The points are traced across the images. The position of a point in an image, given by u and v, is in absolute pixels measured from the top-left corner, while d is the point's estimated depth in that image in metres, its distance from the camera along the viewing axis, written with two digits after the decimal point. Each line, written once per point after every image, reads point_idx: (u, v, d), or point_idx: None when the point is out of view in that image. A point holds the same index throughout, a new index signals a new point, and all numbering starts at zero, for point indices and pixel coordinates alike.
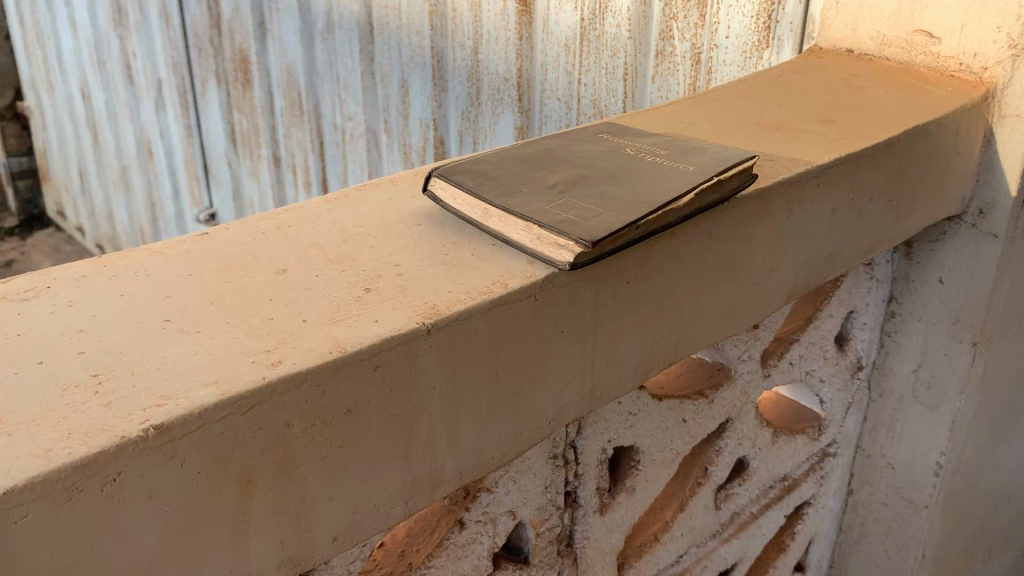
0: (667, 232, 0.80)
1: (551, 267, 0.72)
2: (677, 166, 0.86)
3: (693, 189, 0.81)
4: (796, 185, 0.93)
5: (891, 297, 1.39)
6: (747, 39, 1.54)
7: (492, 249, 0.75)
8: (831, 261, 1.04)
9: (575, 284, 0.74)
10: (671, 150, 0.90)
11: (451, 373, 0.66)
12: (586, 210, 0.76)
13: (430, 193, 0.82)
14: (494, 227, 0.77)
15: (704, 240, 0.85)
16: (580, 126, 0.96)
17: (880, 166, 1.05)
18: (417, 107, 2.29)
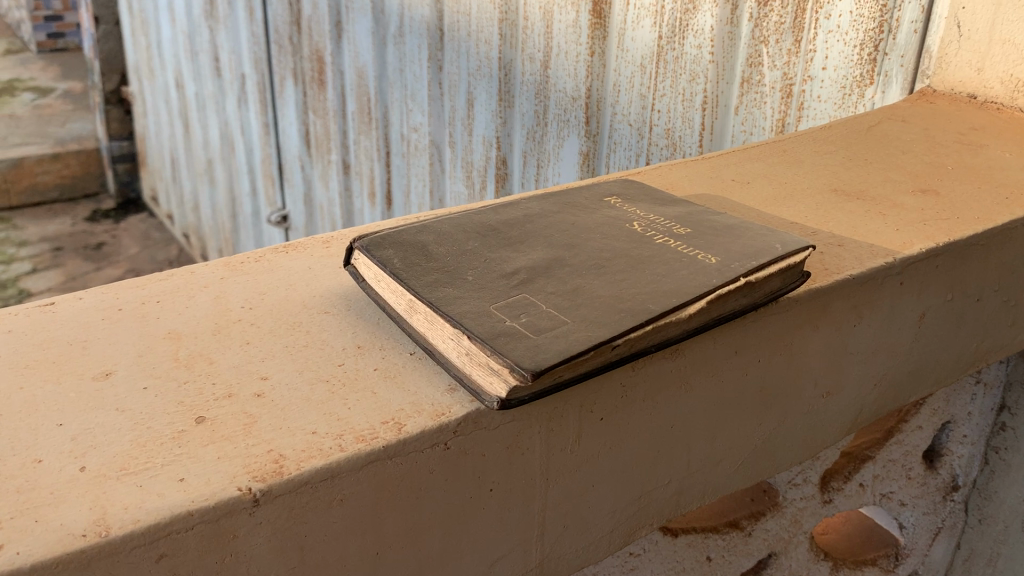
0: (665, 352, 0.57)
1: (477, 400, 0.51)
2: (694, 255, 0.61)
3: (711, 293, 0.57)
4: (869, 282, 0.68)
5: (1001, 406, 1.10)
6: (848, 72, 1.25)
7: (406, 364, 0.54)
8: (916, 379, 0.79)
9: (513, 425, 0.52)
10: (695, 228, 0.66)
11: (295, 557, 0.46)
12: (544, 315, 0.54)
13: (351, 269, 0.61)
14: (418, 330, 0.56)
15: (727, 359, 0.62)
16: (585, 183, 0.74)
17: (993, 257, 0.79)
18: (482, 122, 2.09)
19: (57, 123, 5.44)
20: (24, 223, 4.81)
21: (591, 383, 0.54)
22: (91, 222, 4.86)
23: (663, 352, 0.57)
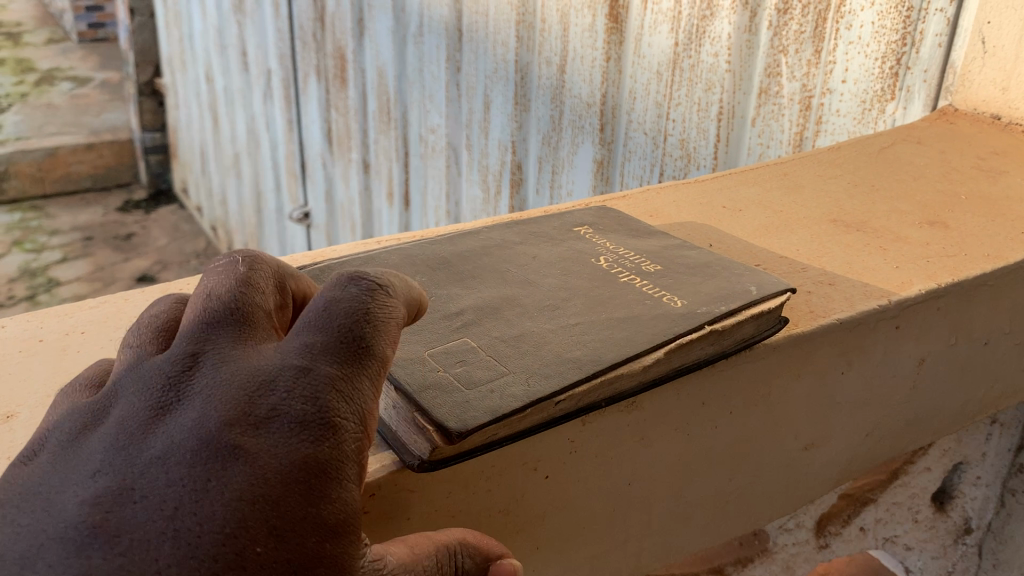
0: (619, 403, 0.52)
1: (401, 459, 0.46)
2: (661, 298, 0.56)
3: (672, 343, 0.52)
4: (860, 328, 0.63)
5: (1019, 447, 1.03)
6: (868, 86, 1.18)
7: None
8: (913, 427, 0.74)
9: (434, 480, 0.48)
10: (667, 265, 0.61)
11: None
12: (482, 365, 0.49)
13: None
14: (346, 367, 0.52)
15: (692, 409, 0.57)
16: (556, 213, 0.70)
17: (1003, 298, 0.73)
18: (497, 125, 2.03)
19: (93, 112, 5.50)
20: (56, 212, 4.87)
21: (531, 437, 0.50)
22: (122, 213, 4.90)
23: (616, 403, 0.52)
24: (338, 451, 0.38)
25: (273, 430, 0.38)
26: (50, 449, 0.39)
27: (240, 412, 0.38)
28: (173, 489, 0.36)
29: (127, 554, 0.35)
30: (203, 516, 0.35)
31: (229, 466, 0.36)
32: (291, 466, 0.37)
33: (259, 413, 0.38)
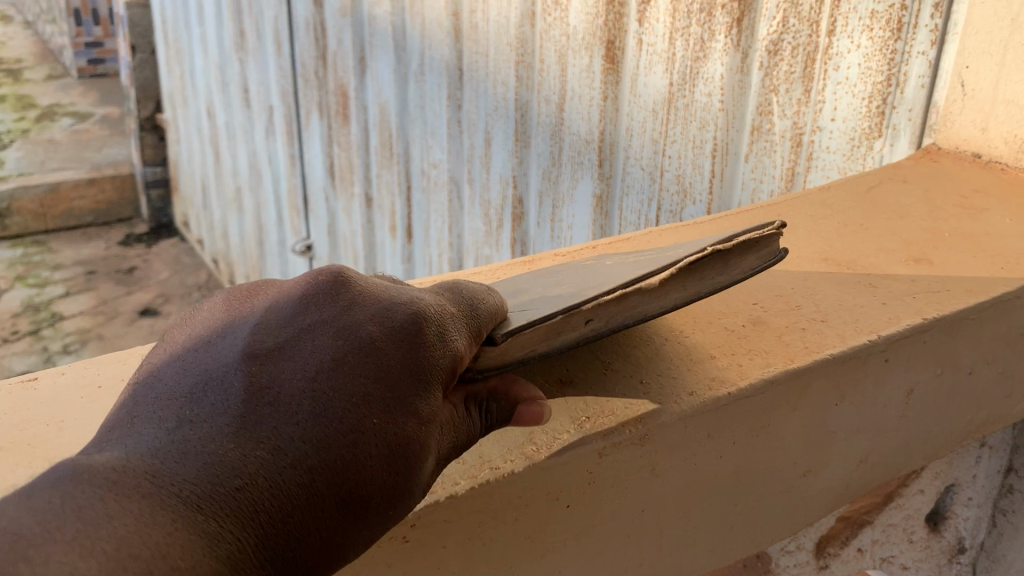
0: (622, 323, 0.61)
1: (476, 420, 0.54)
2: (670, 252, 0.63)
3: (682, 261, 0.58)
4: (851, 362, 0.68)
5: (1008, 468, 1.08)
6: (856, 124, 1.23)
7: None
8: (904, 452, 0.79)
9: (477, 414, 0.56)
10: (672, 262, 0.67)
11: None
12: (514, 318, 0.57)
13: None
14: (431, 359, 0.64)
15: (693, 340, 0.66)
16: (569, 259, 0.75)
17: (985, 330, 0.78)
18: (499, 161, 2.09)
19: (95, 148, 5.57)
20: (59, 247, 4.92)
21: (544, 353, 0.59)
22: (124, 246, 4.95)
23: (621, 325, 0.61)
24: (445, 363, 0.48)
25: (401, 333, 0.48)
26: (219, 312, 0.51)
27: (380, 318, 0.49)
28: (316, 360, 0.46)
29: (274, 401, 0.45)
30: (326, 376, 0.46)
31: (365, 353, 0.47)
32: (400, 359, 0.47)
33: (392, 321, 0.49)
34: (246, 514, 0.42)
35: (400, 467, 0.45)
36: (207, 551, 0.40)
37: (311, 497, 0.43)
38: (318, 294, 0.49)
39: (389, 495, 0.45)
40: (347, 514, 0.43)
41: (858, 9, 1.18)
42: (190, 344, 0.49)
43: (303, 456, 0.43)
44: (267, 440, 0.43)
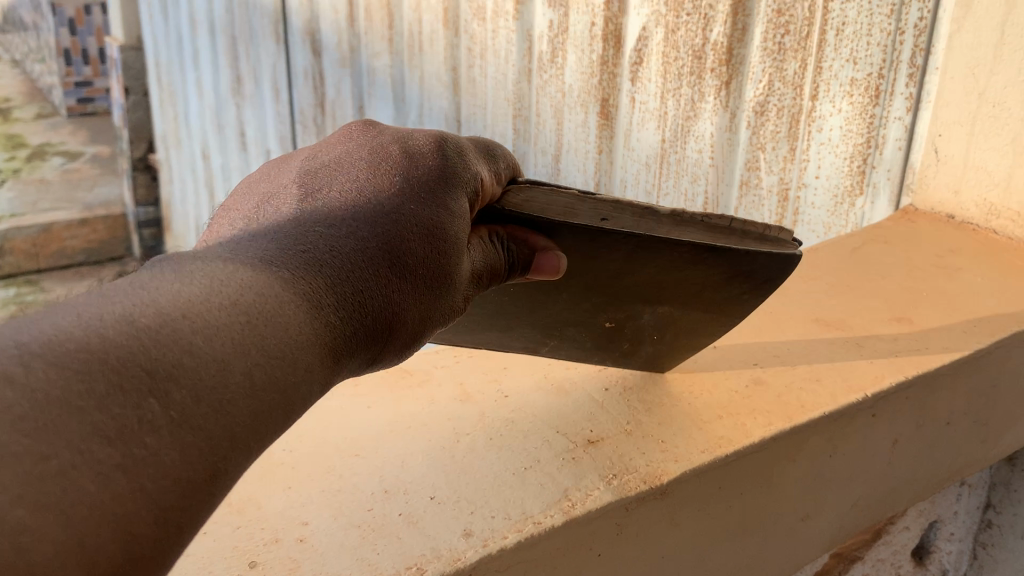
0: (643, 262, 0.71)
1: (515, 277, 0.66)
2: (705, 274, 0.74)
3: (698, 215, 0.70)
4: (843, 418, 0.76)
5: (987, 504, 1.16)
6: (838, 182, 1.32)
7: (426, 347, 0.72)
8: (892, 496, 0.87)
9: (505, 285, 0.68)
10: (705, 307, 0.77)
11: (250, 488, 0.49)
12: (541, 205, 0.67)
13: None
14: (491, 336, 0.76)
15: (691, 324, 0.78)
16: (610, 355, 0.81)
17: (961, 385, 0.87)
18: None
19: (86, 187, 5.62)
20: (50, 286, 4.95)
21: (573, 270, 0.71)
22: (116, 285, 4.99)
23: (646, 265, 0.71)
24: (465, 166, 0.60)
25: (426, 145, 0.60)
26: (265, 163, 0.61)
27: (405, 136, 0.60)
28: (359, 161, 0.57)
29: (331, 185, 0.55)
30: (371, 168, 0.57)
31: (400, 154, 0.58)
32: (430, 156, 0.59)
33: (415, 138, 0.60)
34: (325, 254, 0.51)
35: (439, 232, 0.55)
36: (300, 277, 0.48)
37: (374, 251, 0.52)
38: (350, 134, 0.61)
39: (433, 255, 0.54)
40: (411, 261, 0.53)
41: (838, 76, 1.27)
42: (246, 183, 0.59)
43: (365, 213, 0.54)
44: (333, 204, 0.54)
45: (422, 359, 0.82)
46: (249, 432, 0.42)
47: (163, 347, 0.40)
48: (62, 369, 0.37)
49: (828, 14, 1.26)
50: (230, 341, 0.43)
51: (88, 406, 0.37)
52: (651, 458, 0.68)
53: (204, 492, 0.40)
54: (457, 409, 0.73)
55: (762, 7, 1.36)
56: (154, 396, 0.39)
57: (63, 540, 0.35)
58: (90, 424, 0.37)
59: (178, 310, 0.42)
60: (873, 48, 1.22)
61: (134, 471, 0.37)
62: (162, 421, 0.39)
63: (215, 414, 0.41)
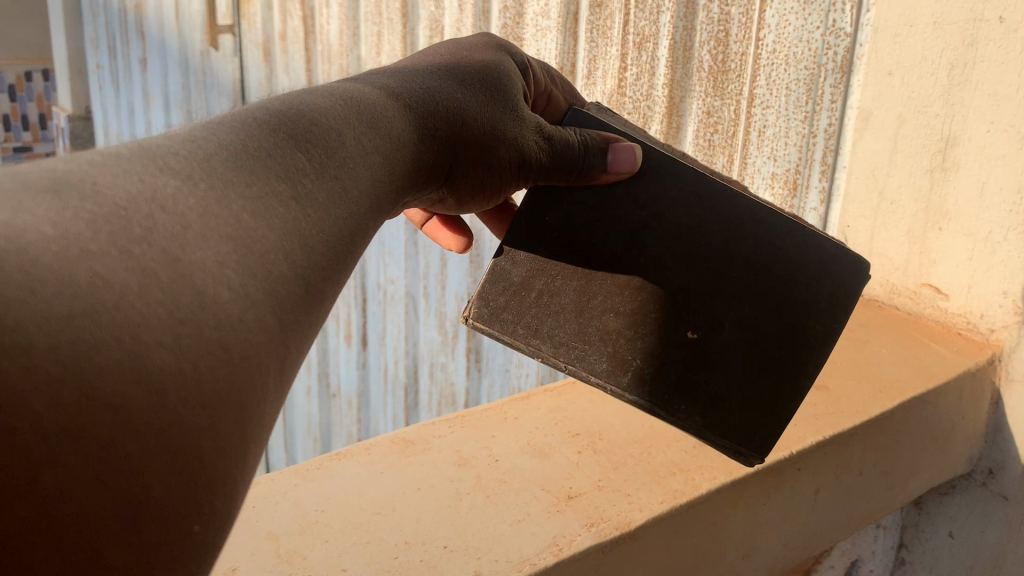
0: (710, 232, 0.86)
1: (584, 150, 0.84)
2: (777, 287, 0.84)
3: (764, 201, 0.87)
4: (772, 472, 0.93)
5: (900, 544, 1.34)
6: None
7: (518, 334, 0.88)
8: (816, 536, 1.03)
9: (573, 181, 0.87)
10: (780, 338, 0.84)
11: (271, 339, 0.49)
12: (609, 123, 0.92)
13: (485, 323, 0.89)
14: (582, 370, 0.86)
15: (769, 359, 0.84)
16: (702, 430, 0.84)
17: (870, 441, 1.04)
18: (454, 279, 2.34)
19: None
20: None
21: (655, 249, 0.87)
22: None
23: (714, 239, 0.86)
24: (506, 50, 0.93)
25: (477, 41, 0.93)
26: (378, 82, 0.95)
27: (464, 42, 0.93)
28: (437, 54, 0.90)
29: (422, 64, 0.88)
30: (446, 54, 0.89)
31: (461, 47, 0.91)
32: (479, 43, 0.92)
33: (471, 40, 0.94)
34: (424, 79, 0.82)
35: (488, 86, 0.84)
36: (410, 83, 0.80)
37: (447, 101, 0.81)
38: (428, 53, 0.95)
39: (484, 110, 0.83)
40: (478, 82, 0.84)
41: (761, 171, 1.47)
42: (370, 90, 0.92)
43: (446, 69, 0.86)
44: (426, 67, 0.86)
45: (421, 430, 0.96)
46: (370, 192, 0.63)
47: (348, 89, 0.70)
48: (246, 128, 0.56)
49: (751, 118, 1.47)
50: (359, 120, 0.66)
51: (265, 155, 0.54)
52: (621, 508, 0.83)
53: (348, 225, 0.59)
54: (455, 472, 0.87)
55: (694, 109, 1.58)
56: (305, 158, 0.57)
57: (265, 253, 0.48)
58: (267, 165, 0.53)
59: (349, 83, 0.73)
60: (790, 148, 1.41)
61: (304, 199, 0.55)
62: (314, 168, 0.58)
63: (376, 123, 0.68)
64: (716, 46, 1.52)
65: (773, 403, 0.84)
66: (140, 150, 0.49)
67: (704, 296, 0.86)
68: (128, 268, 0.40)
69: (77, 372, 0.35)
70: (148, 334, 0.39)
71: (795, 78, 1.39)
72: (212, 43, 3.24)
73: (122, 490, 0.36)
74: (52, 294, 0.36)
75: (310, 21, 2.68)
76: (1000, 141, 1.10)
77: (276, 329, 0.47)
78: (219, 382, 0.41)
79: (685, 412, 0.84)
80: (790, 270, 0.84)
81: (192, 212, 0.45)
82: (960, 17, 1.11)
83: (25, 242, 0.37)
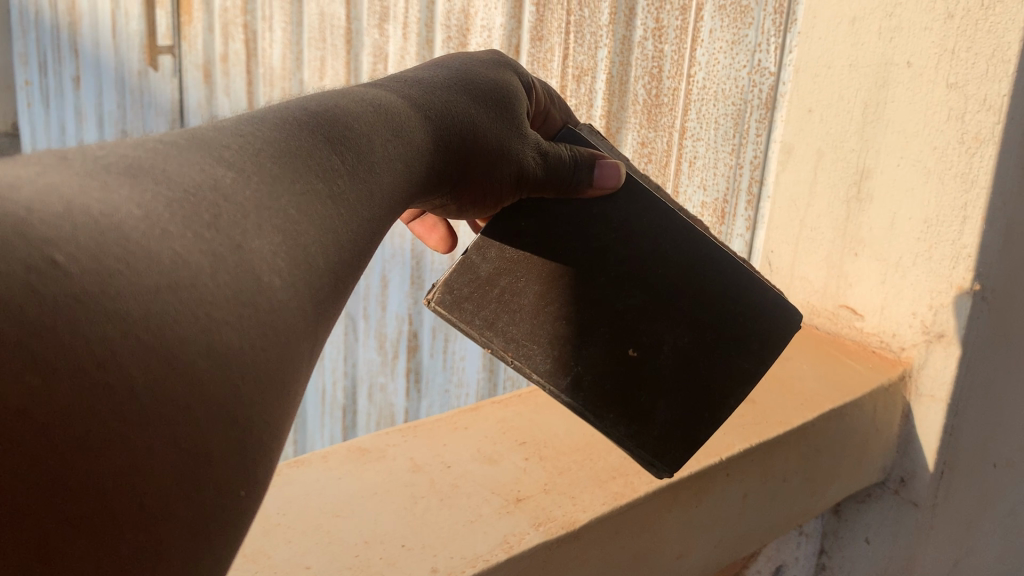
0: (665, 257, 0.92)
1: (578, 171, 0.91)
2: (713, 320, 0.91)
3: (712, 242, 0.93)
4: (703, 477, 1.00)
5: (821, 550, 1.42)
6: None
7: (473, 324, 0.94)
8: (744, 538, 1.10)
9: (564, 195, 0.93)
10: (710, 366, 0.90)
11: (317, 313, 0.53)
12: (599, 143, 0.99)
13: (446, 308, 0.95)
14: (524, 367, 0.93)
15: (698, 385, 0.90)
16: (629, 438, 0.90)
17: (793, 448, 1.12)
18: (395, 301, 2.38)
19: None
20: None
21: (615, 270, 0.93)
22: None
23: (672, 267, 0.92)
24: (514, 67, 0.95)
25: (488, 54, 0.95)
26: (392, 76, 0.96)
27: (475, 52, 0.95)
28: (453, 60, 0.91)
29: (439, 70, 0.88)
30: (460, 62, 0.90)
31: (475, 58, 0.93)
32: (490, 57, 0.94)
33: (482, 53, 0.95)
34: (446, 91, 0.83)
35: (501, 106, 0.86)
36: (434, 96, 0.81)
37: (465, 116, 0.82)
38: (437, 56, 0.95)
39: (496, 127, 0.85)
40: (493, 100, 0.86)
41: (692, 199, 1.57)
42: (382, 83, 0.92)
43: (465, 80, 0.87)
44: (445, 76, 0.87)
45: (376, 439, 1.01)
46: (388, 196, 0.67)
47: (377, 99, 0.71)
48: (287, 126, 0.58)
49: (682, 149, 1.57)
50: (386, 126, 0.69)
51: (306, 154, 0.57)
52: (566, 509, 0.89)
53: (368, 229, 0.62)
54: (410, 478, 0.92)
55: (630, 140, 1.68)
56: (339, 161, 0.61)
57: (306, 246, 0.52)
58: (307, 165, 0.57)
59: (377, 92, 0.74)
60: (719, 178, 1.52)
61: (336, 199, 0.58)
62: (347, 171, 0.61)
63: (399, 138, 0.71)
64: (650, 81, 1.62)
65: (690, 429, 0.90)
66: (195, 140, 0.51)
67: (653, 317, 0.92)
68: (202, 250, 0.43)
69: (162, 349, 0.39)
70: (218, 312, 0.42)
71: (722, 113, 1.49)
72: (151, 63, 3.23)
73: (193, 464, 0.40)
74: (143, 272, 0.39)
75: (252, 44, 2.70)
76: (909, 173, 1.20)
77: (310, 316, 0.52)
78: (267, 353, 0.45)
79: (612, 420, 0.90)
80: (733, 310, 0.91)
81: (249, 203, 0.49)
82: (872, 61, 1.22)
83: (119, 219, 0.41)
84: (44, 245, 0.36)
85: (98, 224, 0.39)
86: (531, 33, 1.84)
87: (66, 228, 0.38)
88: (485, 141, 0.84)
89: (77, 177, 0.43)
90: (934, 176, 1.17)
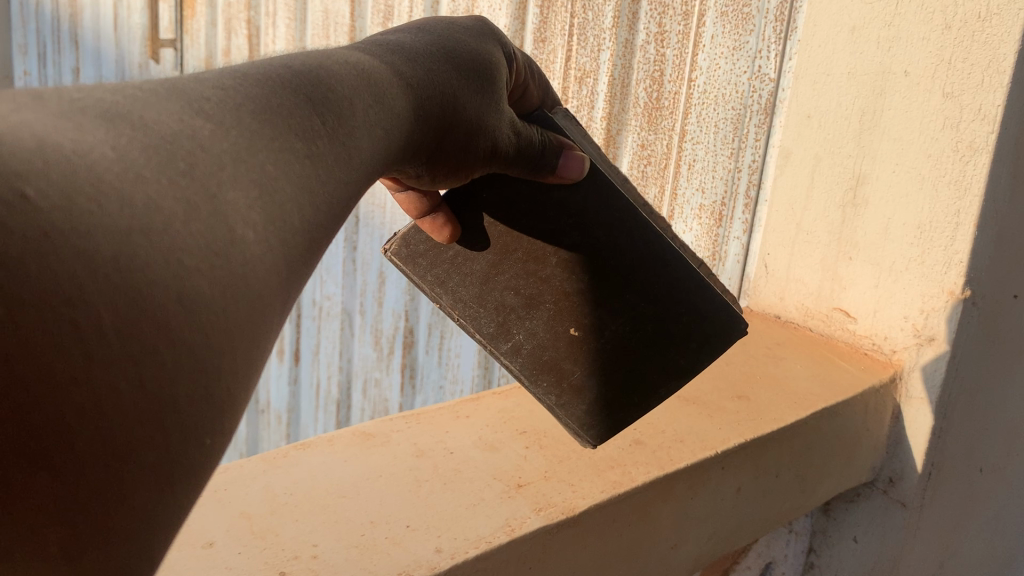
0: (618, 249, 0.94)
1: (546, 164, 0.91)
2: (659, 315, 0.94)
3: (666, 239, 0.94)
4: (698, 469, 1.02)
5: (810, 548, 1.45)
6: None
7: (425, 281, 1.02)
8: (737, 531, 1.13)
9: (529, 176, 0.92)
10: (650, 359, 0.95)
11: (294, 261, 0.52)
12: (579, 133, 1.00)
13: (401, 258, 1.04)
14: (471, 328, 1.01)
15: (631, 372, 0.96)
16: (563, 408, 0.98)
17: (785, 445, 1.15)
18: (392, 297, 2.40)
19: None
20: None
21: (566, 253, 0.96)
22: None
23: (620, 259, 0.94)
24: (501, 40, 0.91)
25: (475, 23, 0.90)
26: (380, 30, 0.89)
27: (463, 19, 0.89)
28: (438, 25, 0.86)
29: (423, 33, 0.83)
30: (444, 28, 0.85)
31: (461, 26, 0.88)
32: (477, 26, 0.89)
33: (471, 20, 0.90)
34: (428, 58, 0.78)
35: (484, 80, 0.83)
36: (414, 62, 0.76)
37: (445, 87, 0.78)
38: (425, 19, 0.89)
39: (476, 101, 0.81)
40: (477, 74, 0.82)
41: (690, 202, 1.60)
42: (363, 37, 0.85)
43: (450, 48, 0.82)
44: (428, 40, 0.81)
45: (380, 425, 1.03)
46: (365, 162, 0.64)
47: (343, 58, 0.67)
48: (269, 83, 0.56)
49: (682, 152, 1.60)
50: (367, 90, 0.66)
51: (284, 113, 0.55)
52: (565, 495, 0.91)
53: (344, 193, 0.60)
54: (413, 463, 0.94)
55: (629, 142, 1.71)
56: (319, 121, 0.58)
57: (284, 205, 0.51)
58: (285, 123, 0.54)
59: (347, 53, 0.69)
60: (717, 181, 1.55)
61: (315, 161, 0.56)
62: (325, 132, 0.58)
63: (376, 99, 0.67)
64: (652, 84, 1.65)
65: (613, 408, 0.96)
66: (175, 90, 0.49)
67: (598, 304, 0.96)
68: (175, 198, 0.42)
69: (130, 289, 0.37)
70: (189, 259, 0.41)
71: (723, 118, 1.52)
72: (153, 55, 3.25)
73: (159, 409, 0.39)
74: (115, 217, 0.38)
75: (255, 39, 2.73)
76: (903, 181, 1.23)
77: (282, 274, 0.50)
78: (242, 305, 0.44)
79: (545, 388, 0.98)
80: (675, 308, 0.93)
81: (226, 156, 0.47)
82: (871, 69, 1.24)
83: (92, 160, 0.39)
84: (16, 178, 0.35)
85: (71, 163, 0.37)
86: (535, 34, 1.87)
87: (38, 164, 0.36)
88: (462, 113, 0.80)
89: (50, 116, 0.40)
90: (929, 184, 1.20)
